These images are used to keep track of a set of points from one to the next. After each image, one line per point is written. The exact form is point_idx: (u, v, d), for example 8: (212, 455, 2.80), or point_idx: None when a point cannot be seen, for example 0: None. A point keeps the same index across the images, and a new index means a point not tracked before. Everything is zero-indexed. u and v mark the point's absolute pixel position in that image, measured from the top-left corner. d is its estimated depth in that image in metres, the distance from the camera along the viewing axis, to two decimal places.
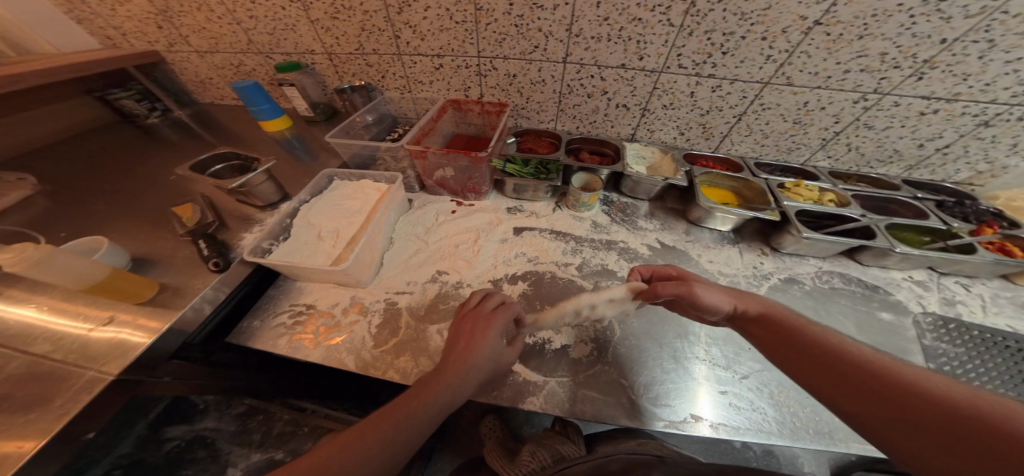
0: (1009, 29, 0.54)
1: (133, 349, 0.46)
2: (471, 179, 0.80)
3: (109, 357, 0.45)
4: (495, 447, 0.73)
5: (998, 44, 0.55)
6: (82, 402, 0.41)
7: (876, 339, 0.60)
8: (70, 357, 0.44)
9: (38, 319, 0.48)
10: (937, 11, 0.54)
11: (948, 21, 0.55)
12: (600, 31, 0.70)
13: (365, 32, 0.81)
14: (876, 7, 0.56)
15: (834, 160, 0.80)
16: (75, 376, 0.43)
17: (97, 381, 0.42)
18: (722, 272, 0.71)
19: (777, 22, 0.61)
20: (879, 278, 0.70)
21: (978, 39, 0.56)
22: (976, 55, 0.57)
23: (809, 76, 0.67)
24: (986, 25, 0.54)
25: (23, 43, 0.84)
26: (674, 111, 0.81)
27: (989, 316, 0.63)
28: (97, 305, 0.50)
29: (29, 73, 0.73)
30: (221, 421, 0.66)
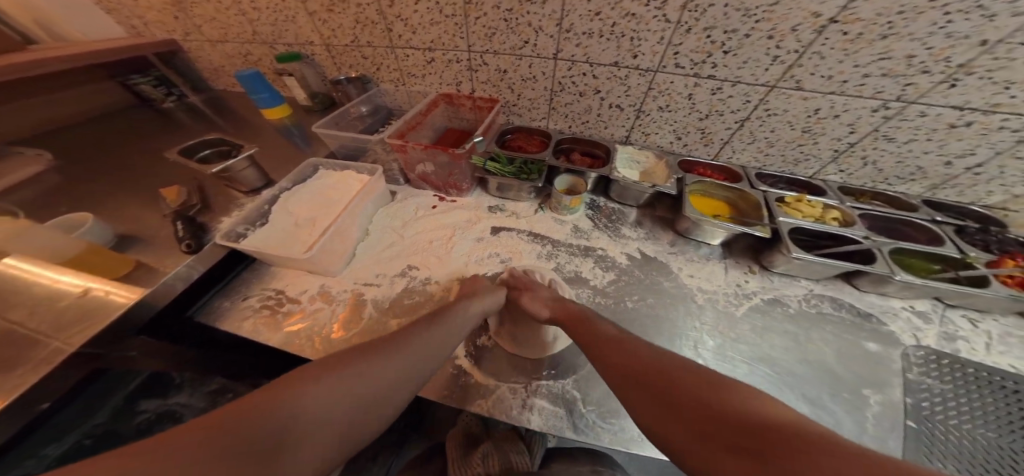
0: None
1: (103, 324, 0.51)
2: (452, 175, 0.80)
3: (73, 329, 0.50)
4: (459, 435, 0.77)
5: None
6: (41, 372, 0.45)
7: (853, 368, 0.56)
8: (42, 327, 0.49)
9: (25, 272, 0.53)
10: (978, 7, 0.45)
11: (993, 18, 0.45)
12: (591, 26, 0.66)
13: (359, 24, 0.81)
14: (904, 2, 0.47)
15: (847, 175, 0.72)
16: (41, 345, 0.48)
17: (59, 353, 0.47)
18: (701, 287, 0.67)
19: (785, 20, 0.54)
20: (875, 307, 0.64)
21: None
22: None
23: (821, 80, 0.59)
24: None
25: (59, 32, 0.91)
26: (670, 114, 0.75)
27: (992, 355, 0.57)
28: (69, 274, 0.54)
29: (51, 60, 0.80)
30: (192, 398, 0.82)
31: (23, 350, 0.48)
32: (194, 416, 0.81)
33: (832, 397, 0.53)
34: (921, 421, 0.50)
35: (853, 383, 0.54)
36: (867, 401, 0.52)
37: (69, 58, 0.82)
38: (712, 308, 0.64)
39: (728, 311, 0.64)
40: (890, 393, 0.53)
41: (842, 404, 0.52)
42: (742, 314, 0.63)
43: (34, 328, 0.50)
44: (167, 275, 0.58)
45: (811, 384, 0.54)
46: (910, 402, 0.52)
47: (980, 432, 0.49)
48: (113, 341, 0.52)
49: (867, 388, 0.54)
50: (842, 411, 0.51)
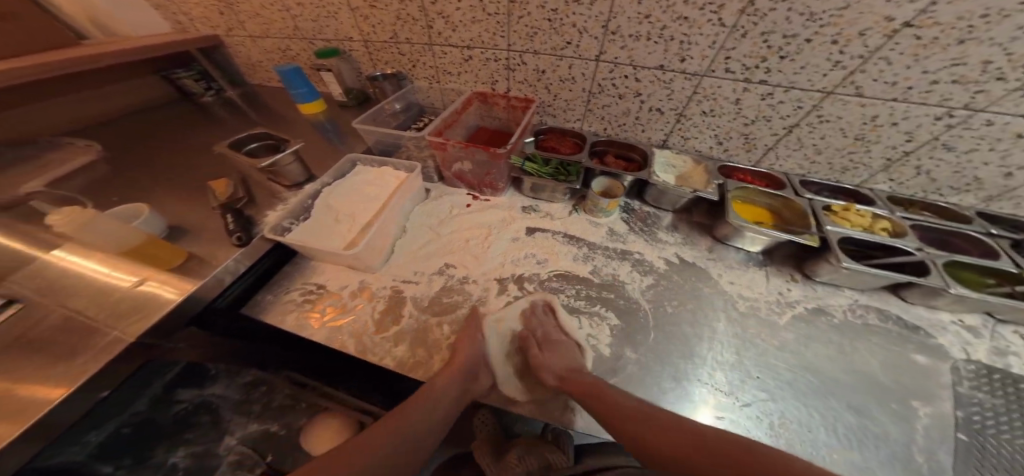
0: None
1: (159, 316, 0.52)
2: (489, 174, 0.80)
3: (131, 319, 0.52)
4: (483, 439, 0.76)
5: None
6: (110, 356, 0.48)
7: (899, 379, 0.55)
8: (106, 316, 0.52)
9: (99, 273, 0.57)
10: None
11: None
12: (639, 30, 0.65)
13: (399, 21, 0.82)
14: (989, 6, 0.45)
15: (896, 184, 0.71)
16: (105, 334, 0.50)
17: (122, 340, 0.49)
18: (743, 295, 0.66)
19: (854, 24, 0.52)
20: (922, 319, 0.63)
21: None
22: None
23: (884, 86, 0.57)
24: None
25: (110, 28, 0.95)
26: (713, 118, 0.74)
27: None
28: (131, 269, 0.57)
29: (109, 57, 0.84)
30: (227, 389, 0.85)
31: (87, 338, 0.50)
32: (230, 409, 0.83)
33: (878, 407, 0.52)
34: (974, 435, 0.49)
35: (900, 394, 0.53)
36: (915, 413, 0.51)
37: (128, 54, 0.87)
38: (753, 316, 0.63)
39: (770, 319, 0.63)
40: (939, 406, 0.52)
41: (888, 414, 0.51)
42: (785, 323, 0.62)
43: (96, 317, 0.52)
44: (218, 268, 0.59)
45: (856, 394, 0.53)
46: (961, 414, 0.51)
47: None
48: (168, 330, 0.54)
49: (914, 399, 0.53)
50: (889, 423, 0.50)
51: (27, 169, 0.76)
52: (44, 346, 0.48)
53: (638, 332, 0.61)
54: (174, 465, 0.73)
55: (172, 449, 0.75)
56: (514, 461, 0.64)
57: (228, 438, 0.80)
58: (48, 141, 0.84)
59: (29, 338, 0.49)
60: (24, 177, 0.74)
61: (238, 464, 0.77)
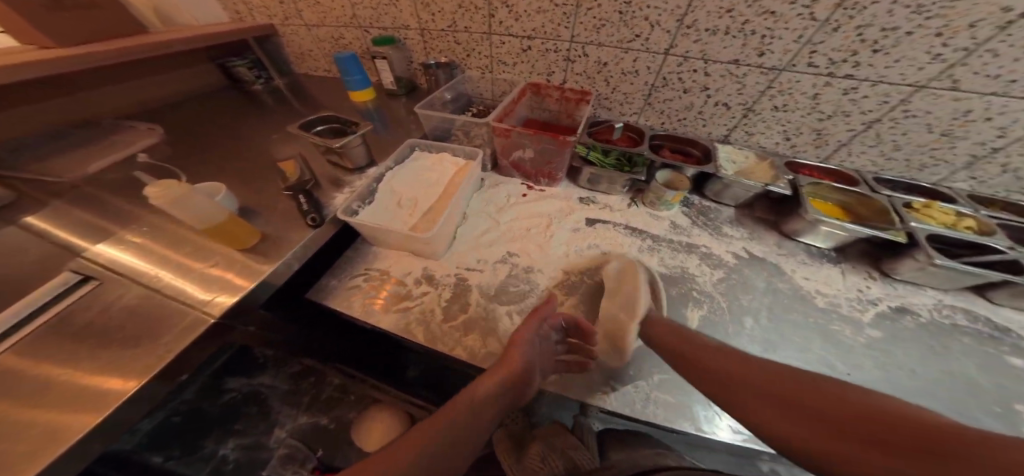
0: None
1: (237, 298, 0.52)
2: (549, 163, 0.79)
3: (211, 301, 0.51)
4: (503, 435, 0.74)
5: None
6: (192, 336, 0.47)
7: (1000, 383, 0.52)
8: (186, 298, 0.51)
9: (151, 264, 0.56)
10: None
11: None
12: (718, 24, 0.64)
13: (461, 9, 0.82)
14: None
15: (978, 182, 0.68)
16: (185, 315, 0.49)
17: (202, 321, 0.49)
18: (821, 292, 0.64)
19: (963, 16, 0.51)
20: (1014, 322, 0.60)
21: None
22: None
23: (985, 80, 0.55)
24: None
25: (173, 17, 0.99)
26: (785, 114, 0.72)
27: None
28: (203, 255, 0.57)
29: (177, 42, 0.87)
30: (275, 379, 0.82)
31: (168, 319, 0.49)
32: (277, 400, 0.80)
33: (983, 411, 0.49)
34: None
35: (1003, 398, 0.50)
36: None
37: (191, 40, 0.90)
38: (835, 314, 0.61)
39: (853, 316, 0.61)
40: None
41: (995, 418, 0.48)
42: (869, 322, 0.60)
43: (175, 299, 0.51)
44: (288, 252, 0.58)
45: (957, 396, 0.51)
46: None
47: None
48: (241, 313, 0.53)
49: (1020, 403, 0.50)
50: (995, 425, 0.48)
51: (91, 152, 0.76)
52: (127, 326, 0.48)
53: (718, 322, 0.59)
54: (225, 457, 0.72)
55: (221, 440, 0.72)
56: (537, 462, 0.60)
57: (278, 430, 0.77)
58: (109, 125, 0.84)
59: (108, 319, 0.48)
60: (90, 159, 0.75)
61: (287, 458, 0.73)
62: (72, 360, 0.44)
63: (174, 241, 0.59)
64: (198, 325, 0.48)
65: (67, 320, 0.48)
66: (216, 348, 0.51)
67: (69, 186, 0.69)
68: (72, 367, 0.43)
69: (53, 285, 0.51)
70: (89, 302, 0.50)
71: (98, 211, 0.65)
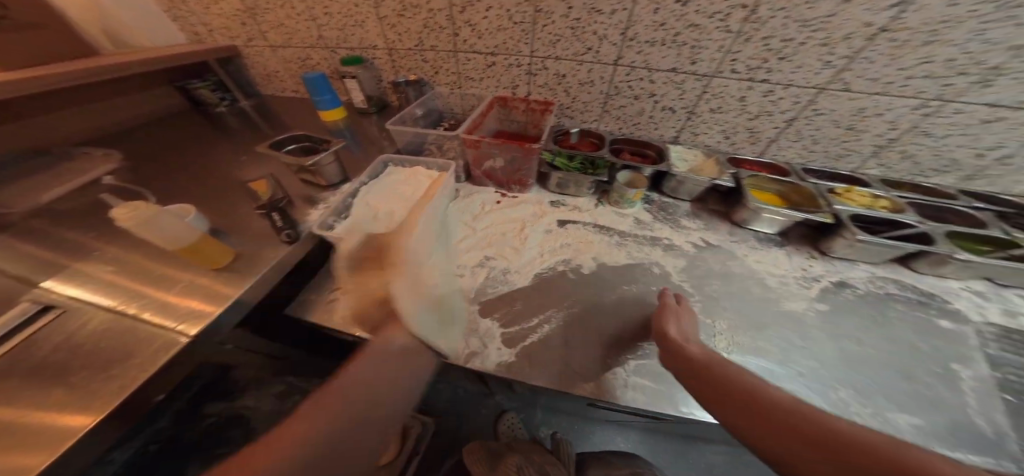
0: None
1: (211, 317, 0.51)
2: (519, 171, 0.84)
3: (183, 321, 0.50)
4: (478, 446, 0.73)
5: None
6: (164, 358, 0.46)
7: (937, 346, 0.63)
8: (155, 320, 0.50)
9: (113, 289, 0.54)
10: (1011, 17, 0.52)
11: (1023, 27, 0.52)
12: (655, 36, 0.72)
13: (427, 29, 0.86)
14: (946, 13, 0.54)
15: (886, 168, 0.79)
16: (154, 337, 0.48)
17: (174, 342, 0.48)
18: (770, 272, 0.72)
19: (840, 29, 0.60)
20: (936, 287, 0.73)
21: None
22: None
23: (870, 82, 0.65)
24: None
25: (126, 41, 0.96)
26: (721, 115, 0.81)
27: None
28: (173, 275, 0.56)
29: (132, 64, 0.85)
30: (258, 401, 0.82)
31: (136, 343, 0.47)
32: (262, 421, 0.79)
33: (927, 373, 0.58)
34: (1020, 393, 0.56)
35: (943, 362, 0.60)
36: (960, 376, 0.58)
37: (147, 62, 0.88)
38: (786, 291, 0.69)
39: (802, 293, 0.69)
40: (977, 368, 0.60)
41: (937, 378, 0.58)
42: (815, 295, 0.69)
43: (143, 322, 0.50)
44: (264, 269, 0.58)
45: (902, 358, 0.60)
46: (1000, 376, 0.59)
47: None
48: (215, 333, 0.52)
49: (955, 364, 0.60)
50: (937, 385, 0.57)
51: (42, 180, 0.73)
52: (93, 353, 0.46)
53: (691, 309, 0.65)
54: None
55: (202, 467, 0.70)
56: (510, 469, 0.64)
57: None
58: (63, 152, 0.81)
59: (70, 347, 0.47)
60: (41, 188, 0.71)
61: None
62: (30, 392, 0.42)
63: (146, 264, 0.58)
64: (169, 347, 0.47)
65: (29, 352, 0.46)
66: (189, 371, 0.50)
67: (19, 216, 0.66)
68: (30, 399, 0.41)
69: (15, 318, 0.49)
70: (55, 333, 0.48)
71: (59, 240, 0.63)
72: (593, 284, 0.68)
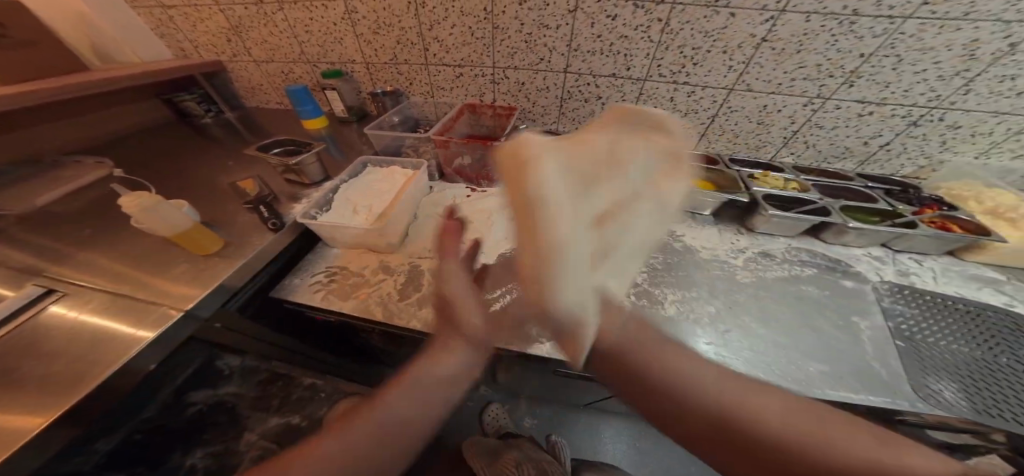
0: (909, 46, 0.66)
1: (202, 294, 0.59)
2: (485, 166, 0.94)
3: (176, 297, 0.59)
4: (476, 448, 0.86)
5: (904, 58, 0.68)
6: (163, 327, 0.54)
7: (842, 301, 0.76)
8: (153, 298, 0.58)
9: (113, 277, 0.62)
10: (851, 31, 0.67)
11: (862, 39, 0.67)
12: (594, 46, 0.84)
13: (400, 45, 0.97)
14: (806, 27, 0.68)
15: (797, 156, 0.93)
16: (152, 311, 0.56)
17: (171, 314, 0.56)
18: (703, 247, 0.84)
19: (733, 40, 0.74)
20: (841, 254, 0.86)
21: (887, 54, 0.68)
22: (890, 66, 0.70)
23: (766, 83, 0.79)
24: (891, 43, 0.67)
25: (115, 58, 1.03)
26: (657, 113, 0.94)
27: (939, 285, 0.80)
28: (167, 264, 0.64)
29: (121, 79, 0.92)
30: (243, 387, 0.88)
31: (125, 327, 0.54)
32: None
33: (830, 324, 0.71)
34: (909, 340, 0.69)
35: (845, 315, 0.73)
36: (859, 326, 0.72)
37: (137, 76, 0.95)
38: (714, 260, 0.81)
39: (730, 261, 0.82)
40: (875, 320, 0.73)
41: (839, 328, 0.71)
42: (741, 265, 0.81)
43: (142, 300, 0.58)
44: (250, 255, 0.66)
45: (813, 312, 0.73)
46: (893, 326, 0.72)
47: (948, 343, 0.70)
48: (204, 311, 0.59)
49: (857, 317, 0.73)
50: (838, 333, 0.70)
51: (35, 186, 0.79)
52: (99, 326, 0.54)
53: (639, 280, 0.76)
54: None
55: None
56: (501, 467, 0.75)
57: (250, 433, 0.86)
58: (55, 161, 0.86)
59: (79, 322, 0.55)
60: (36, 193, 0.77)
61: None
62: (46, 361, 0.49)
63: (138, 262, 0.65)
64: (165, 319, 0.55)
65: (30, 341, 0.53)
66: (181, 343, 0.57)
67: (18, 218, 0.72)
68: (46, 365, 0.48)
69: (11, 308, 0.55)
70: (53, 320, 0.55)
71: (60, 238, 0.70)
72: None
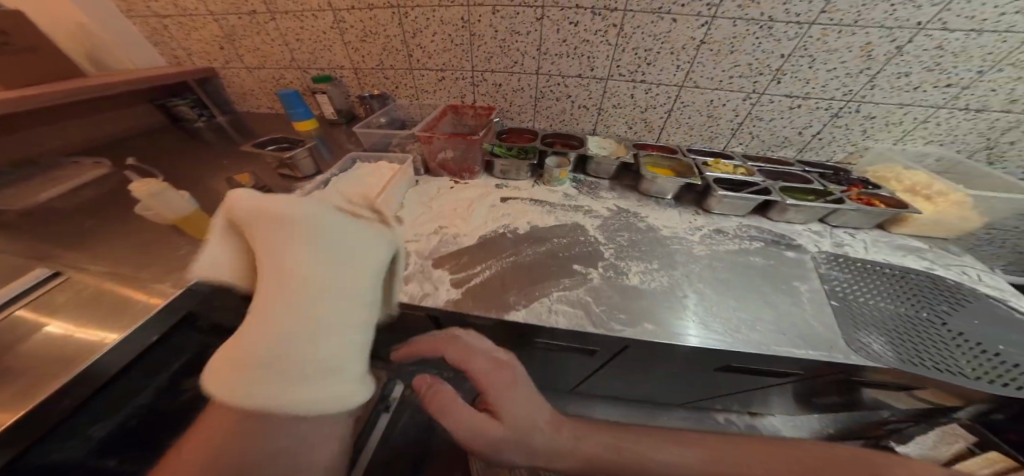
0: (818, 48, 0.80)
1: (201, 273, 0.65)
2: (466, 160, 1.02)
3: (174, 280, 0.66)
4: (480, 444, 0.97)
5: (817, 58, 0.82)
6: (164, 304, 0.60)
7: (784, 269, 0.86)
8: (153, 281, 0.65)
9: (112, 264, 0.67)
10: (768, 35, 0.80)
11: (780, 41, 0.81)
12: (561, 50, 0.94)
13: (386, 51, 1.05)
14: (735, 32, 0.81)
15: (745, 145, 1.05)
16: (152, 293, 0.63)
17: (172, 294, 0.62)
18: (665, 225, 0.94)
19: (677, 42, 0.85)
20: (785, 230, 0.96)
21: (802, 55, 0.82)
22: (807, 65, 0.83)
23: (709, 80, 0.91)
24: (803, 45, 0.80)
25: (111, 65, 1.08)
26: (621, 110, 1.04)
27: (869, 253, 0.91)
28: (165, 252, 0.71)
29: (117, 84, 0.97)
30: None
31: (128, 307, 0.60)
32: None
33: (772, 288, 0.81)
34: (839, 300, 0.79)
35: (787, 281, 0.83)
36: (799, 288, 0.82)
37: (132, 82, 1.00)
38: (674, 237, 0.91)
39: (687, 237, 0.91)
40: (812, 284, 0.83)
41: (780, 291, 0.81)
42: (697, 240, 0.91)
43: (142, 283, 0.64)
44: None
45: (758, 278, 0.83)
46: (827, 289, 0.82)
47: (872, 301, 0.80)
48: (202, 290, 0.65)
49: (798, 282, 0.84)
50: (777, 296, 0.80)
51: (34, 185, 0.82)
52: (102, 306, 0.60)
53: (606, 255, 0.84)
54: None
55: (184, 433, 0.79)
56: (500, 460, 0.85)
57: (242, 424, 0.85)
58: (51, 162, 0.90)
59: (84, 302, 0.60)
60: (34, 191, 0.81)
61: None
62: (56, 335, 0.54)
63: (139, 248, 0.70)
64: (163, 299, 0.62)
65: (40, 316, 0.57)
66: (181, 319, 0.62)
67: (19, 213, 0.76)
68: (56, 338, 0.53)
69: (13, 293, 0.59)
70: (61, 299, 0.59)
71: (62, 230, 0.74)
72: (529, 240, 0.86)
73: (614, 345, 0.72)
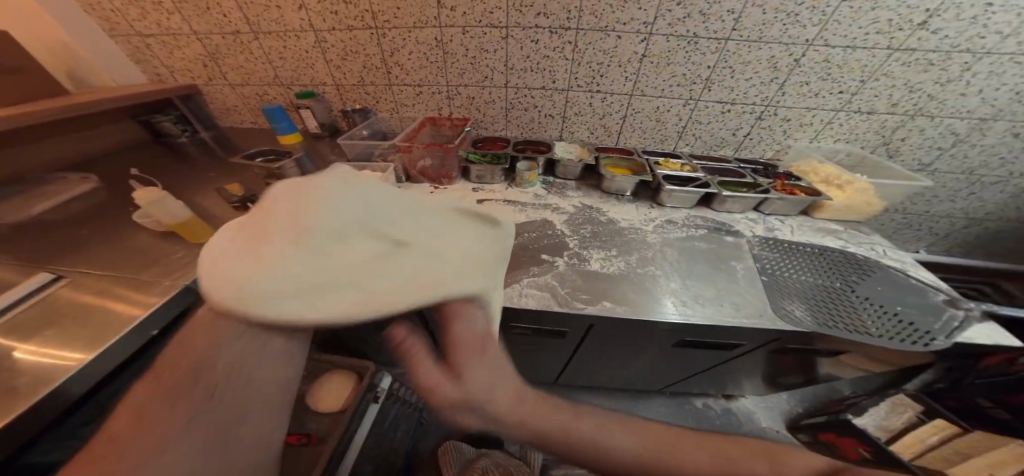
0: (735, 61, 0.96)
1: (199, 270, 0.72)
2: (444, 166, 1.11)
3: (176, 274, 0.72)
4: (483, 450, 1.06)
5: (736, 70, 0.98)
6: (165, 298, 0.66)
7: (724, 250, 1.00)
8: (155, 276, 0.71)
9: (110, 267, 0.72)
10: (695, 51, 0.96)
11: (705, 55, 0.96)
12: (525, 65, 1.06)
13: (366, 68, 1.14)
14: (668, 48, 0.96)
15: (690, 146, 1.20)
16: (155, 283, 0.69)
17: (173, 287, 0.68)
18: (623, 218, 1.06)
19: (623, 57, 0.99)
20: (726, 219, 1.10)
21: (723, 67, 0.98)
22: (728, 75, 1.00)
23: (653, 89, 1.05)
24: (723, 58, 0.96)
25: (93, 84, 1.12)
26: (582, 117, 1.17)
27: (795, 235, 1.06)
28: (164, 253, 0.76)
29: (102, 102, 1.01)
30: None
31: (131, 299, 0.66)
32: None
33: (713, 267, 0.95)
34: (766, 274, 0.94)
35: (725, 261, 0.97)
36: (735, 266, 0.96)
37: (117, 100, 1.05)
38: (631, 228, 1.03)
39: (642, 228, 1.04)
40: (746, 261, 0.97)
41: (719, 269, 0.94)
42: (650, 230, 1.03)
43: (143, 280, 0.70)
44: None
45: (702, 259, 0.97)
46: (758, 265, 0.96)
47: (796, 273, 0.94)
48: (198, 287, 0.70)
49: (735, 261, 0.97)
50: (717, 273, 0.93)
51: (22, 200, 0.85)
52: (106, 301, 0.65)
53: (572, 246, 0.95)
54: None
55: None
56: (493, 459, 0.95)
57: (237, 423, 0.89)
58: (37, 178, 0.93)
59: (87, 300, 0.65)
60: (23, 205, 0.84)
61: None
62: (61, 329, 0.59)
63: (135, 254, 0.75)
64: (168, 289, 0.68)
65: (44, 317, 0.62)
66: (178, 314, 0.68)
67: (10, 226, 0.79)
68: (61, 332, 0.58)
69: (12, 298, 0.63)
70: (64, 300, 0.64)
71: (55, 240, 0.77)
72: None
73: (579, 324, 0.82)
